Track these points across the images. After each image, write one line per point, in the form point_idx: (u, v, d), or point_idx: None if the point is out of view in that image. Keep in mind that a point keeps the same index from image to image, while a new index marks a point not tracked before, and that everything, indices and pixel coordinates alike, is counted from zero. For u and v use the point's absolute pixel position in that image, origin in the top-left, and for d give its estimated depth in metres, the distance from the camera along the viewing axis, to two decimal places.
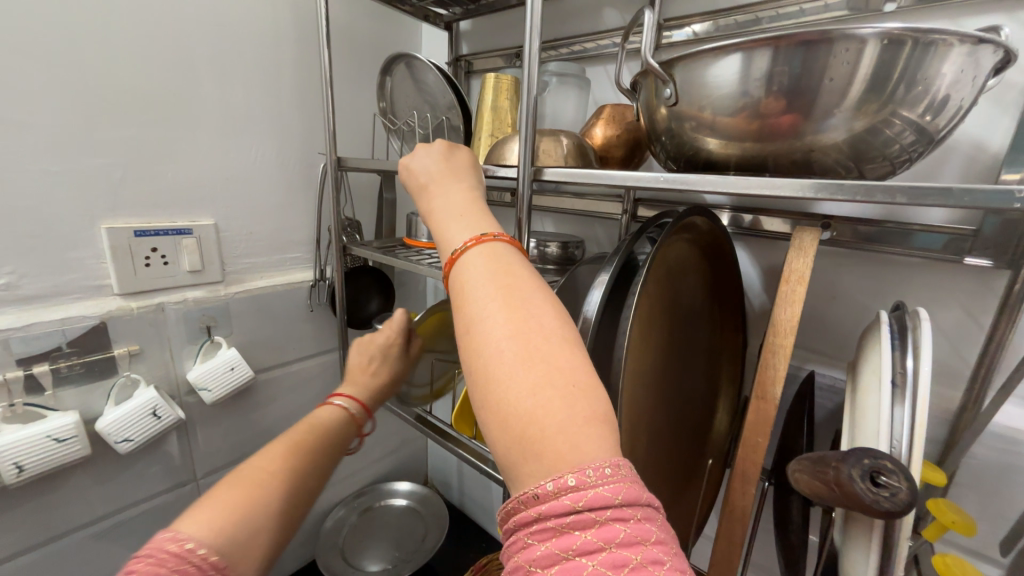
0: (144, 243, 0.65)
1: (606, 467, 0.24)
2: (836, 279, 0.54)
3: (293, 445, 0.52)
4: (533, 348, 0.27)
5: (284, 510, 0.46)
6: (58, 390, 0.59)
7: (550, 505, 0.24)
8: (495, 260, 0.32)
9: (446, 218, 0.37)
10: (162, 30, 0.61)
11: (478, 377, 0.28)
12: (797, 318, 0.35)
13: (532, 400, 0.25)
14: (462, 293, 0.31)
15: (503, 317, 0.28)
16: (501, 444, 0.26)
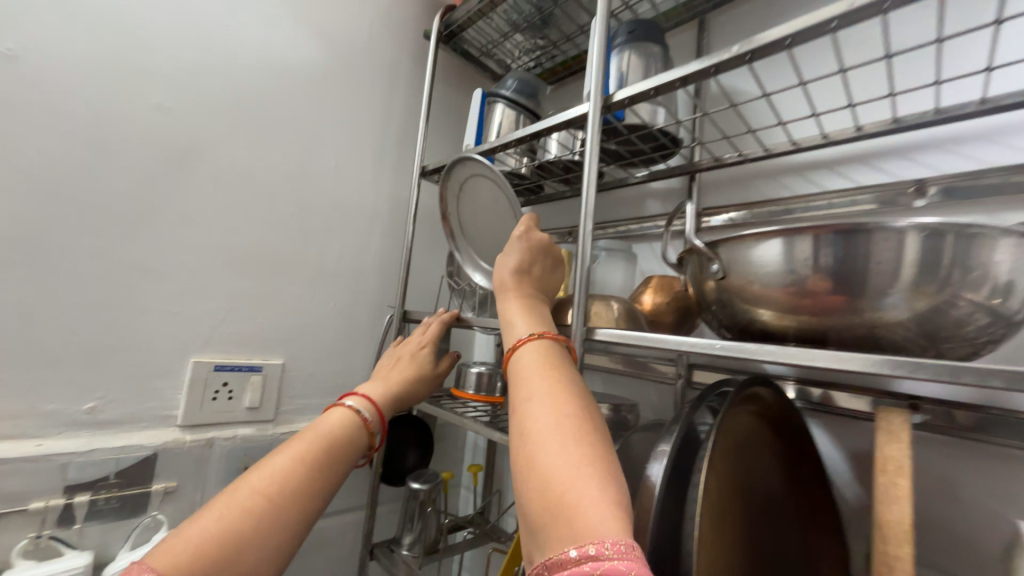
0: (219, 377, 0.70)
1: (621, 543, 0.26)
2: (948, 474, 0.46)
3: (298, 458, 0.45)
4: (573, 430, 0.33)
5: (287, 529, 0.41)
6: (86, 524, 0.58)
7: (571, 571, 0.26)
8: (548, 357, 0.42)
9: (514, 320, 0.49)
10: (292, 211, 0.79)
11: (524, 446, 0.34)
12: (911, 522, 0.28)
13: (569, 470, 0.30)
14: (521, 380, 0.40)
15: (553, 402, 0.36)
16: (535, 507, 0.30)
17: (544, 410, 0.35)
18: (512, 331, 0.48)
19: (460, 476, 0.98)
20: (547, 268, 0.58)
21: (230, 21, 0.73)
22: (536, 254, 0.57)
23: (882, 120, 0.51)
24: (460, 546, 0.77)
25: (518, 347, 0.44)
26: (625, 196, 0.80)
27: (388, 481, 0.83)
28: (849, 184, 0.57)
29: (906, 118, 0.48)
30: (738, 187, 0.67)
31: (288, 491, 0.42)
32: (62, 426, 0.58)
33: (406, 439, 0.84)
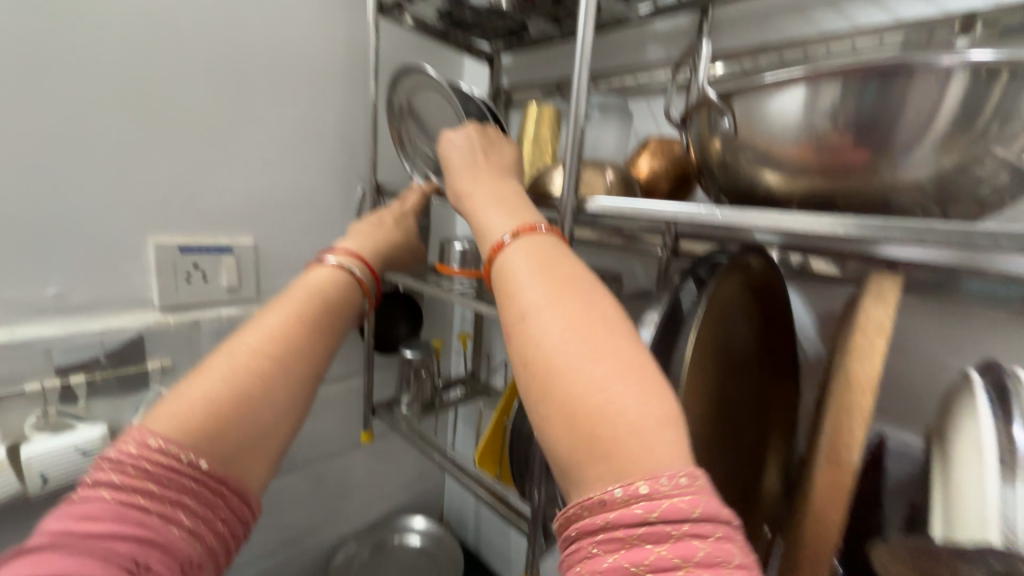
0: (187, 259, 0.67)
1: (682, 477, 0.24)
2: (906, 330, 0.48)
3: (290, 317, 0.43)
4: (593, 341, 0.29)
5: (290, 388, 0.41)
6: (91, 400, 0.60)
7: (619, 514, 0.24)
8: (539, 249, 0.35)
9: (488, 213, 0.41)
10: (225, 62, 0.65)
11: (538, 372, 0.29)
12: (878, 375, 0.30)
13: (599, 397, 0.27)
14: (512, 288, 0.33)
15: (563, 311, 0.30)
16: (563, 443, 0.28)
17: (554, 325, 0.30)
18: (487, 227, 0.39)
19: (451, 343, 1.04)
20: (503, 150, 0.50)
21: None
22: (486, 136, 0.51)
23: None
24: (454, 402, 0.85)
25: (500, 248, 0.36)
26: (623, 40, 0.68)
27: (381, 350, 0.87)
28: (886, 18, 0.48)
29: None
30: (755, 25, 0.57)
31: (286, 351, 0.41)
32: (32, 313, 0.56)
33: (396, 314, 0.86)
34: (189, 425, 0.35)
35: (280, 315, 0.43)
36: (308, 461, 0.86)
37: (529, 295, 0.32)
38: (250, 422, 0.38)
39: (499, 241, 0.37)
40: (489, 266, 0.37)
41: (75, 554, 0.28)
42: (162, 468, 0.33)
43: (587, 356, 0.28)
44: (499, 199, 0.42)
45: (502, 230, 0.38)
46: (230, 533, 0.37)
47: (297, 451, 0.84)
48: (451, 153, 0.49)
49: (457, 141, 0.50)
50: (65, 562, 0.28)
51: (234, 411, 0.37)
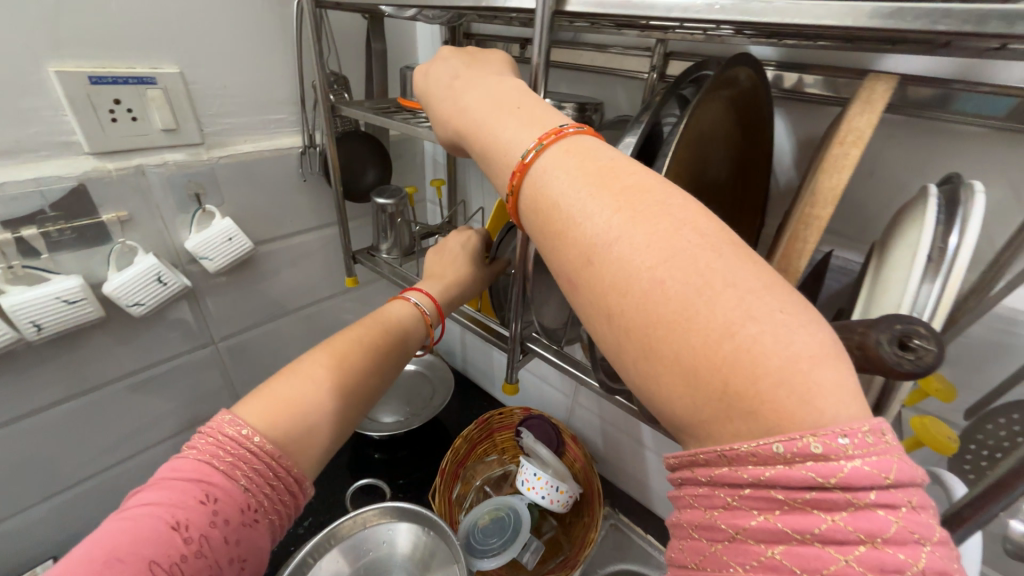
0: (104, 92, 0.57)
1: (867, 434, 0.21)
2: (879, 151, 0.48)
3: (357, 342, 0.52)
4: (690, 265, 0.25)
5: (336, 396, 0.48)
6: (55, 254, 0.58)
7: (779, 474, 0.22)
8: (577, 160, 0.30)
9: (502, 131, 0.35)
10: None
11: (636, 314, 0.26)
12: (842, 186, 0.31)
13: (719, 334, 0.23)
14: (568, 221, 0.29)
15: (640, 234, 0.26)
16: (688, 397, 0.25)
17: (637, 255, 0.26)
18: (508, 149, 0.34)
19: (424, 191, 1.01)
20: (485, 62, 0.44)
21: None
22: (467, 53, 0.46)
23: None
24: None
25: (531, 169, 0.31)
26: None
27: (352, 199, 0.84)
28: None
29: None
30: None
31: (342, 384, 0.49)
32: None
33: (363, 159, 0.81)
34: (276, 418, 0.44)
35: (339, 346, 0.51)
36: (299, 307, 0.90)
37: (591, 225, 0.27)
38: (314, 414, 0.46)
39: (524, 162, 0.32)
40: (521, 193, 0.32)
41: (150, 500, 0.37)
42: (247, 455, 0.41)
43: (693, 284, 0.24)
44: (506, 112, 0.36)
45: (529, 147, 0.32)
46: (280, 502, 0.42)
47: (286, 299, 0.88)
48: (431, 82, 0.45)
49: (439, 66, 0.45)
50: (144, 509, 0.36)
51: (320, 414, 0.46)
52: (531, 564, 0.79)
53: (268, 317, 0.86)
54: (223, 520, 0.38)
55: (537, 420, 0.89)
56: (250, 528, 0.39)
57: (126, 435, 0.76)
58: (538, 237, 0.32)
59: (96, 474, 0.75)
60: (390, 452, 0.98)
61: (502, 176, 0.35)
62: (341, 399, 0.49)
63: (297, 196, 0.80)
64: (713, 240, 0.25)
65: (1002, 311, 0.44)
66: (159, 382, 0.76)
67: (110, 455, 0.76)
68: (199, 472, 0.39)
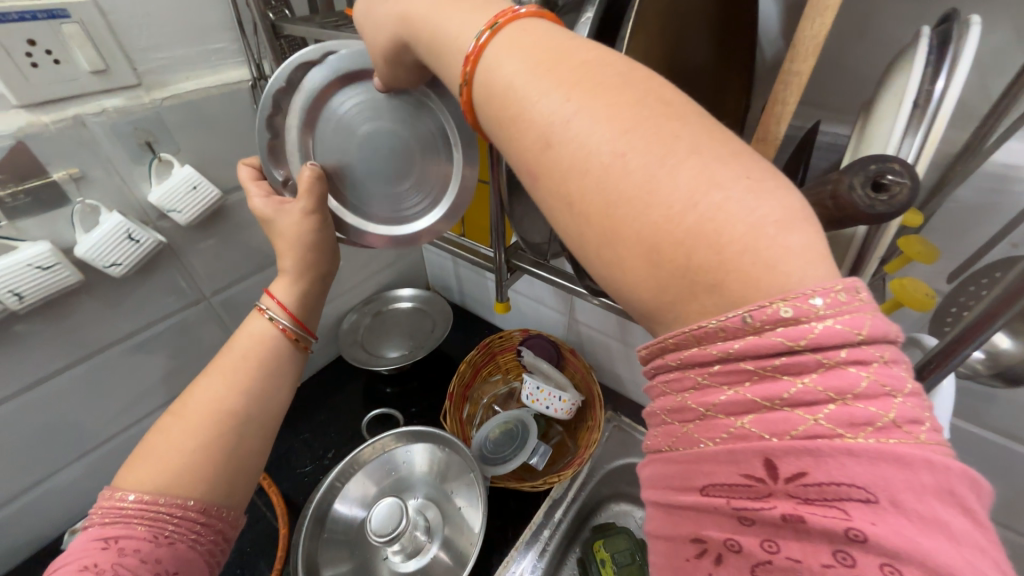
0: (14, 33, 0.51)
1: (838, 292, 0.21)
2: (873, 4, 0.44)
3: (221, 373, 0.50)
4: (651, 139, 0.23)
5: (215, 427, 0.47)
6: (16, 221, 0.56)
7: (748, 343, 0.21)
8: (528, 44, 0.27)
9: (449, 28, 0.32)
10: None
11: (595, 199, 0.25)
12: (825, 33, 0.29)
13: (681, 207, 0.22)
14: (524, 110, 0.27)
15: (599, 112, 0.24)
16: (653, 279, 0.24)
17: (596, 134, 0.24)
18: (457, 45, 0.31)
19: None
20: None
21: None
22: None
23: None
24: None
25: (480, 60, 0.29)
26: None
27: None
28: None
29: None
30: None
31: (218, 415, 0.48)
32: None
33: None
34: (150, 475, 0.44)
35: (210, 380, 0.49)
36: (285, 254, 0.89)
37: (547, 108, 0.25)
38: (190, 454, 0.46)
39: (473, 52, 0.29)
40: (474, 90, 0.29)
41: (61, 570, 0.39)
42: (132, 509, 0.42)
43: (656, 155, 0.23)
44: (451, 8, 0.32)
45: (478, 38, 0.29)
46: (194, 523, 0.44)
47: (270, 248, 0.86)
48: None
49: None
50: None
51: (197, 452, 0.46)
52: (541, 465, 0.84)
53: (254, 268, 0.85)
54: (134, 550, 0.41)
55: (537, 339, 0.92)
56: (169, 554, 0.42)
57: (142, 393, 0.79)
58: (497, 138, 0.30)
59: (122, 430, 0.79)
60: (400, 385, 1.03)
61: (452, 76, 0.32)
62: (225, 426, 0.48)
63: (257, 135, 0.75)
64: (677, 112, 0.24)
65: (991, 169, 0.43)
66: (159, 341, 0.77)
67: (131, 412, 0.79)
68: (97, 535, 0.41)
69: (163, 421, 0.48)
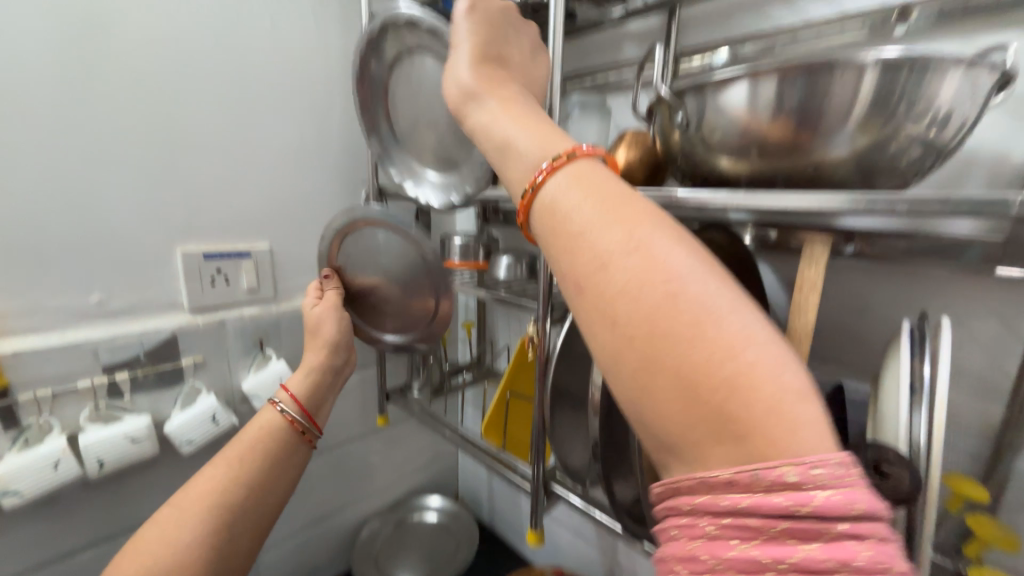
0: (211, 264, 0.73)
1: (836, 464, 0.20)
2: (863, 290, 0.53)
3: (229, 460, 0.57)
4: (704, 297, 0.23)
5: (208, 530, 0.52)
6: (134, 395, 0.67)
7: (756, 502, 0.21)
8: (594, 184, 0.27)
9: (517, 136, 0.32)
10: (234, 84, 0.71)
11: (634, 336, 0.23)
12: (812, 325, 0.36)
13: (727, 362, 0.21)
14: (574, 231, 0.27)
15: (649, 249, 0.24)
16: (681, 416, 0.22)
17: (645, 269, 0.24)
18: (522, 154, 0.31)
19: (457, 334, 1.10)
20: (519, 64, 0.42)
21: None
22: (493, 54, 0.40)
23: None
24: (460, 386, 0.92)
25: (546, 185, 0.28)
26: (601, 40, 0.73)
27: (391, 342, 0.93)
28: (835, 11, 0.53)
29: None
30: (721, 21, 0.61)
31: (211, 523, 0.53)
32: (77, 318, 0.63)
33: None
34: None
35: (213, 474, 0.56)
36: (331, 445, 0.93)
37: (601, 234, 0.25)
38: (176, 555, 0.50)
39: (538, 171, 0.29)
40: (531, 202, 0.29)
41: None
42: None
43: (701, 299, 0.23)
44: (526, 122, 0.34)
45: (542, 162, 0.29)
46: None
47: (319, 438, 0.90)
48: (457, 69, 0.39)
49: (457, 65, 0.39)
50: None
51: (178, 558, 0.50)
52: None
53: None
54: None
55: None
56: None
57: None
58: (544, 249, 0.29)
59: None
60: None
61: (512, 178, 0.31)
62: (215, 534, 0.53)
63: None
64: (714, 264, 0.24)
65: None
66: None
67: None
68: None
69: (159, 514, 0.52)
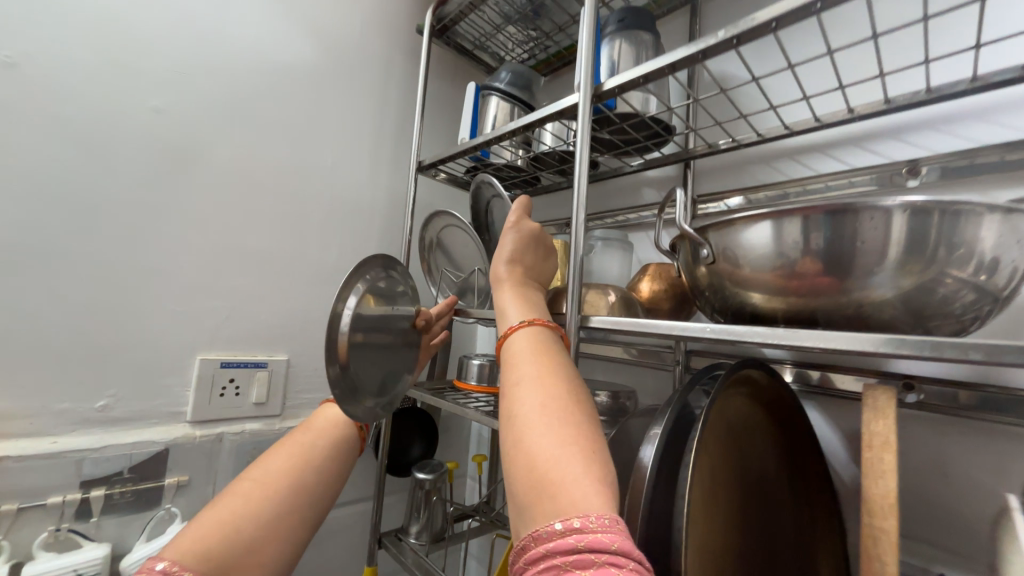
0: (226, 373, 0.72)
1: (607, 515, 0.26)
2: (941, 450, 0.46)
3: (302, 454, 0.46)
4: (559, 417, 0.31)
5: (286, 526, 0.41)
6: (103, 517, 0.60)
7: (555, 543, 0.25)
8: (538, 339, 0.40)
9: (506, 307, 0.46)
10: (290, 210, 0.80)
11: (511, 426, 0.33)
12: (895, 495, 0.29)
13: (555, 457, 0.29)
14: (507, 361, 0.39)
15: (540, 375, 0.35)
16: (523, 480, 0.29)
17: (535, 385, 0.34)
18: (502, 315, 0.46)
19: (466, 467, 1.00)
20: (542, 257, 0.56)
21: (218, 18, 0.73)
22: (534, 246, 0.55)
23: (903, 94, 0.49)
24: (465, 534, 0.79)
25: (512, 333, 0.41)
26: (621, 186, 0.80)
27: (394, 472, 0.84)
28: (843, 166, 0.56)
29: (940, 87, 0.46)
30: (731, 173, 0.67)
31: (296, 485, 0.44)
32: (75, 424, 0.60)
33: (412, 430, 0.86)
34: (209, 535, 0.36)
35: (291, 452, 0.46)
36: None
37: (518, 362, 0.37)
38: (255, 538, 0.39)
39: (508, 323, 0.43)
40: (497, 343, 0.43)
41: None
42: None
43: (559, 408, 0.32)
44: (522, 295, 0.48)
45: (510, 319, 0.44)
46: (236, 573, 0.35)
47: None
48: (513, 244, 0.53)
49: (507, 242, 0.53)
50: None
51: (260, 519, 0.40)
52: None
53: None
54: None
55: None
56: None
57: None
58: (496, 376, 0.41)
59: None
60: None
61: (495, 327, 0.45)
62: (293, 523, 0.42)
63: None
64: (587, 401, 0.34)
65: None
66: None
67: None
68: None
69: (235, 485, 0.41)
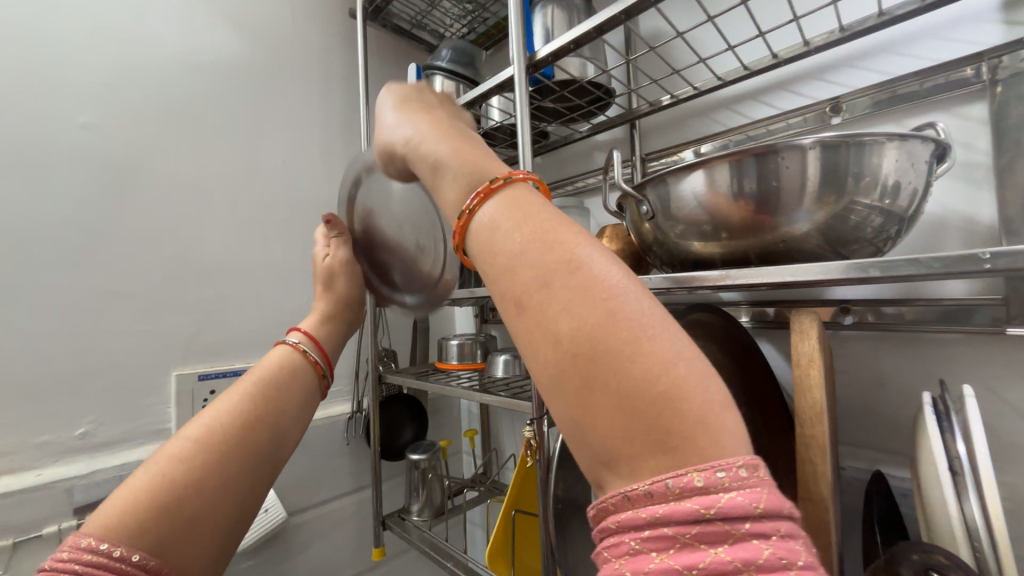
0: (205, 385, 0.72)
1: (741, 467, 0.16)
2: (878, 363, 0.51)
3: (239, 398, 0.41)
4: (636, 319, 0.18)
5: (231, 481, 0.37)
6: None
7: (671, 508, 0.16)
8: (528, 210, 0.23)
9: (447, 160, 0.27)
10: (245, 215, 0.79)
11: (566, 355, 0.19)
12: (820, 405, 0.32)
13: (671, 380, 0.17)
14: (498, 251, 0.22)
15: (572, 261, 0.20)
16: (617, 432, 0.18)
17: (570, 282, 0.19)
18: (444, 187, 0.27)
19: (459, 443, 1.04)
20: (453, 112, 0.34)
21: (134, 21, 0.69)
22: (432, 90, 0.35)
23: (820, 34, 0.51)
24: (465, 505, 0.83)
25: (475, 201, 0.24)
26: (574, 153, 0.82)
27: (389, 457, 0.87)
28: (774, 111, 0.59)
29: (852, 24, 0.48)
30: (675, 129, 0.69)
31: (240, 437, 0.39)
32: (58, 453, 0.60)
33: (402, 415, 0.88)
34: (139, 502, 0.32)
35: (227, 400, 0.41)
36: None
37: (516, 245, 0.21)
38: (202, 502, 0.35)
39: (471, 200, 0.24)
40: (460, 244, 0.25)
41: None
42: (112, 560, 0.29)
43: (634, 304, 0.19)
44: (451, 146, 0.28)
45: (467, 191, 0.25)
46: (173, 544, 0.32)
47: None
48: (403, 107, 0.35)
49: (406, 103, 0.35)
50: None
51: (202, 479, 0.35)
52: None
53: None
54: None
55: None
56: None
57: None
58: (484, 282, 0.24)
59: None
60: None
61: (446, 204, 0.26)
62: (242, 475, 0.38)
63: (338, 458, 0.85)
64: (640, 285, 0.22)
65: None
66: None
67: None
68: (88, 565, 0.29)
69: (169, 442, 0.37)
